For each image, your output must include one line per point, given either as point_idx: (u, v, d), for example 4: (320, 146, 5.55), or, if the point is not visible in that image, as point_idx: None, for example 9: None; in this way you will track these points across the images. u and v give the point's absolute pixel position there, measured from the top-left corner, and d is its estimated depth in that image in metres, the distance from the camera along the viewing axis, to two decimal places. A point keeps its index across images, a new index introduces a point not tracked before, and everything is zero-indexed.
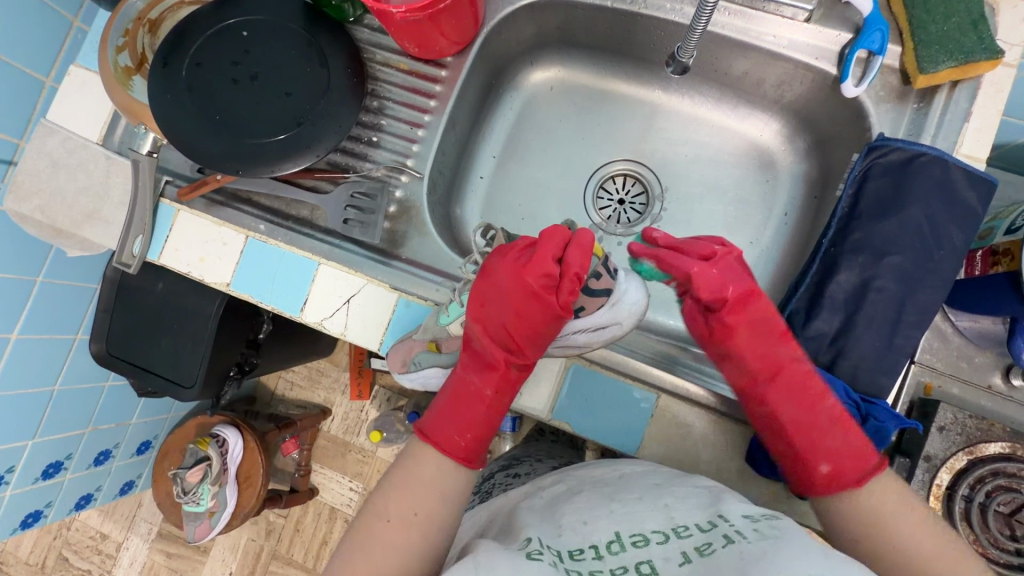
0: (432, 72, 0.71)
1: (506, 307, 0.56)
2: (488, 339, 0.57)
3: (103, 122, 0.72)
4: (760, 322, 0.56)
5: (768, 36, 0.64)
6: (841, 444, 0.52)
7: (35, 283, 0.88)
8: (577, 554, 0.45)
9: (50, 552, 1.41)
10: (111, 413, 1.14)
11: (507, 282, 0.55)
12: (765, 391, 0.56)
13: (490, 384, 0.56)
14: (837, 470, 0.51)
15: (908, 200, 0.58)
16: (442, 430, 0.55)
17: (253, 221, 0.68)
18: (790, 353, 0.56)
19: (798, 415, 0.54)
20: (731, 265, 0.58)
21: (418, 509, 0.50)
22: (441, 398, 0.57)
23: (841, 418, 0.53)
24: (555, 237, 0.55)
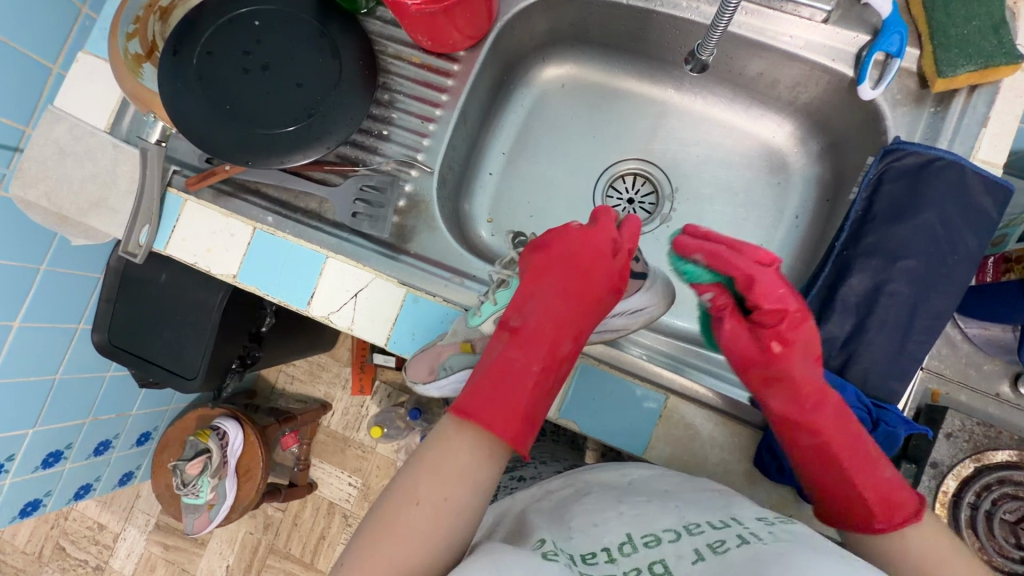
0: (444, 66, 0.70)
1: (559, 278, 0.59)
2: (539, 310, 0.57)
3: (111, 108, 0.72)
4: (806, 345, 0.54)
5: (785, 36, 0.64)
6: (894, 474, 0.50)
7: (38, 271, 0.87)
8: (589, 558, 0.44)
9: (47, 541, 1.41)
10: (112, 403, 1.14)
11: (564, 253, 0.60)
12: (814, 417, 0.52)
13: (537, 360, 0.55)
14: (893, 501, 0.48)
15: (923, 204, 0.58)
16: (487, 408, 0.51)
17: (261, 212, 0.67)
18: (822, 378, 0.54)
19: (852, 445, 0.51)
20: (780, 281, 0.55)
21: (449, 496, 0.46)
22: (479, 375, 0.54)
23: (884, 454, 0.52)
24: (606, 216, 0.62)
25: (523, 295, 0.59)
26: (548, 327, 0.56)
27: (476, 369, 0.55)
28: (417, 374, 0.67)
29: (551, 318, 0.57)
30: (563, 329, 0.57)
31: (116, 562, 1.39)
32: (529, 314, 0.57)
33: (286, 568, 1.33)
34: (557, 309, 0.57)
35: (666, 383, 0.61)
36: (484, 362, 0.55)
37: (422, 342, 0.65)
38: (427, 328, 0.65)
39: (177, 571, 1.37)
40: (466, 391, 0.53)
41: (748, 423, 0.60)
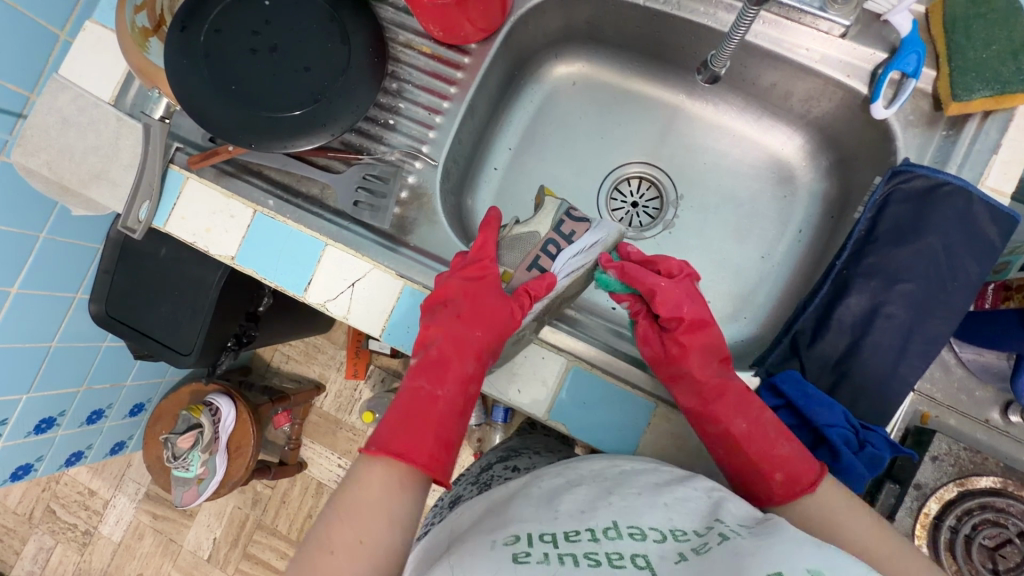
0: (455, 58, 0.69)
1: (456, 307, 0.60)
2: (442, 340, 0.59)
3: (116, 81, 0.71)
4: (705, 347, 0.60)
5: (801, 49, 0.63)
6: (790, 450, 0.53)
7: (38, 239, 0.87)
8: (572, 536, 0.46)
9: (38, 503, 1.42)
10: (107, 373, 1.14)
11: (454, 280, 0.61)
12: (714, 410, 0.56)
13: (444, 387, 0.56)
14: (797, 475, 0.51)
15: (926, 228, 0.57)
16: (395, 443, 0.52)
17: (263, 195, 0.67)
18: (724, 375, 0.59)
19: (752, 427, 0.55)
20: (688, 287, 0.63)
21: (366, 538, 0.46)
22: (387, 412, 0.55)
23: (784, 432, 0.55)
24: (492, 218, 0.65)
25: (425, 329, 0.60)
26: (451, 353, 0.58)
27: (388, 408, 0.56)
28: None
29: (453, 344, 0.58)
30: (465, 352, 0.58)
31: (104, 528, 1.40)
32: (433, 344, 0.59)
33: (272, 543, 1.34)
34: (458, 334, 0.59)
35: (659, 393, 0.62)
36: (394, 399, 0.57)
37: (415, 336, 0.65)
38: (420, 323, 0.65)
39: (164, 540, 1.39)
40: (377, 432, 0.54)
41: None
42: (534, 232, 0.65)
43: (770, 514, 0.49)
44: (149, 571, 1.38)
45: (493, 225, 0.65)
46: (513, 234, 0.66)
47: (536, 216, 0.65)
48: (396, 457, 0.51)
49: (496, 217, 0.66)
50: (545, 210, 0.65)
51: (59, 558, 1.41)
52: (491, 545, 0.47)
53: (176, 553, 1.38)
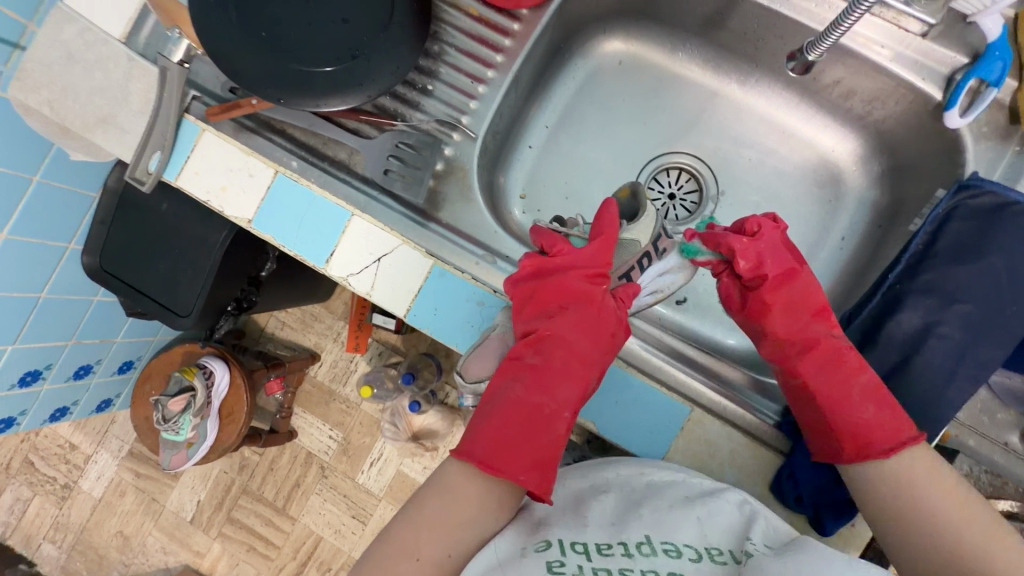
0: (504, 23, 0.64)
1: (574, 317, 0.56)
2: (560, 350, 0.55)
3: (128, 17, 0.65)
4: (795, 304, 0.58)
5: (877, 46, 0.59)
6: (873, 416, 0.52)
7: (31, 182, 0.81)
8: (605, 548, 0.45)
9: (16, 454, 1.38)
10: (98, 328, 1.09)
11: (568, 282, 0.57)
12: (798, 363, 0.56)
13: (565, 405, 0.53)
14: (864, 439, 0.52)
15: (991, 247, 0.55)
16: (513, 462, 0.48)
17: (286, 155, 0.62)
18: (820, 325, 0.57)
19: (831, 386, 0.54)
20: (772, 236, 0.58)
21: (452, 551, 0.46)
22: (493, 418, 0.51)
23: (874, 393, 0.53)
24: (609, 219, 0.59)
25: (538, 331, 0.56)
26: (570, 367, 0.54)
27: (491, 410, 0.52)
28: (479, 371, 0.59)
29: (573, 358, 0.55)
30: (585, 368, 0.55)
31: (84, 483, 1.37)
32: (548, 351, 0.55)
33: (257, 510, 1.32)
34: (578, 348, 0.55)
35: (694, 395, 0.60)
36: (501, 402, 0.52)
37: (443, 319, 0.62)
38: (448, 306, 0.61)
39: (147, 499, 1.36)
40: (479, 435, 0.50)
41: (771, 445, 0.59)
42: (633, 242, 0.61)
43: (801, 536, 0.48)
44: (129, 529, 1.36)
45: (613, 232, 0.58)
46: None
47: (638, 223, 0.62)
48: (510, 475, 0.48)
49: (613, 214, 0.59)
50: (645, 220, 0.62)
51: (36, 509, 1.38)
52: (522, 552, 0.45)
53: (158, 513, 1.35)
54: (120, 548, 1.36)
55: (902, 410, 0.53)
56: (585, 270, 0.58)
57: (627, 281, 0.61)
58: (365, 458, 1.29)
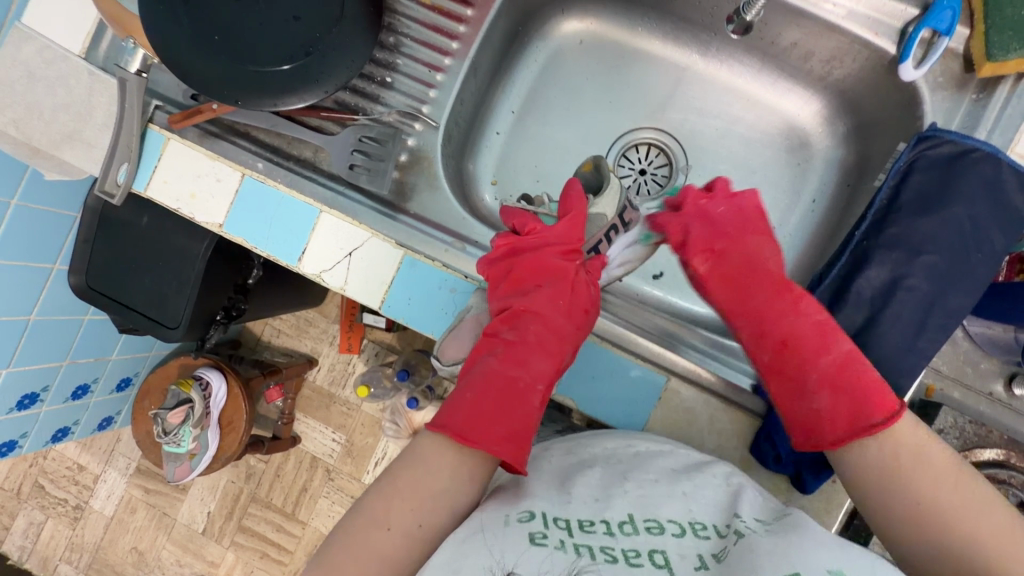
0: (457, 10, 0.65)
1: (549, 288, 0.57)
2: (535, 324, 0.55)
3: (86, 32, 0.65)
4: (742, 274, 0.58)
5: (827, 4, 0.59)
6: (829, 404, 0.50)
7: (9, 206, 0.81)
8: (587, 526, 0.44)
9: (27, 478, 1.40)
10: (91, 348, 1.10)
11: (542, 262, 0.58)
12: (754, 349, 0.56)
13: (541, 377, 0.53)
14: (813, 425, 0.51)
15: (952, 197, 0.55)
16: (488, 433, 0.49)
17: (251, 158, 0.63)
18: (769, 302, 0.55)
19: (781, 365, 0.53)
20: (717, 206, 0.61)
21: (423, 521, 0.46)
22: (468, 392, 0.51)
23: (833, 380, 0.50)
24: (575, 203, 0.61)
25: (515, 308, 0.57)
26: (546, 339, 0.55)
27: (466, 384, 0.52)
28: (454, 353, 0.61)
29: (550, 331, 0.55)
30: (560, 342, 0.55)
31: (95, 503, 1.38)
32: (523, 326, 0.55)
33: (267, 516, 1.33)
34: (554, 321, 0.56)
35: (669, 365, 0.60)
36: (478, 376, 0.53)
37: (417, 307, 0.62)
38: (422, 295, 0.62)
39: (158, 514, 1.37)
40: (450, 410, 0.51)
41: (749, 409, 0.60)
42: (601, 216, 0.64)
43: (791, 510, 0.47)
44: (143, 545, 1.37)
45: (581, 210, 0.61)
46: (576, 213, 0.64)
47: (604, 196, 0.64)
48: (482, 445, 0.48)
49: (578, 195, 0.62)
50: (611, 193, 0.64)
51: (51, 532, 1.39)
52: (505, 520, 0.45)
53: (170, 526, 1.37)
54: (135, 564, 1.37)
55: (863, 394, 0.49)
56: (558, 247, 0.60)
57: (595, 255, 0.63)
58: (370, 457, 1.30)
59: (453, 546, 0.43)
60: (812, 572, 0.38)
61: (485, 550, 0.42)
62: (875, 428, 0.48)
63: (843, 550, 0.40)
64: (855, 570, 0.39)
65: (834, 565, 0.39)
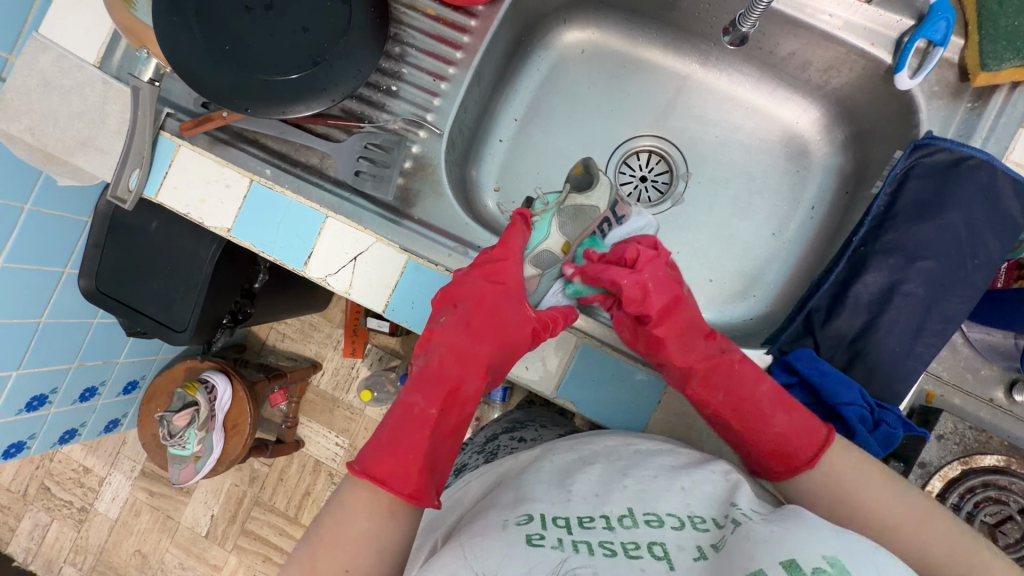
0: (461, 21, 0.66)
1: (462, 312, 0.55)
2: (441, 348, 0.53)
3: (101, 42, 0.67)
4: (686, 331, 0.56)
5: (824, 15, 0.60)
6: (787, 425, 0.51)
7: (22, 211, 0.83)
8: (586, 522, 0.45)
9: (33, 480, 1.41)
10: (99, 350, 1.11)
11: (464, 286, 0.56)
12: (699, 395, 0.55)
13: (435, 403, 0.51)
14: (786, 451, 0.51)
15: (948, 204, 0.56)
16: (384, 462, 0.47)
17: (259, 164, 0.64)
18: (707, 351, 0.56)
19: (729, 399, 0.54)
20: (657, 270, 0.57)
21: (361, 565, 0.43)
22: (378, 427, 0.50)
23: (784, 400, 0.53)
24: (513, 238, 0.59)
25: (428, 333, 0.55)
26: (450, 363, 0.53)
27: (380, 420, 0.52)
28: None
29: (454, 354, 0.53)
30: (465, 366, 0.53)
31: (100, 505, 1.39)
32: (432, 351, 0.54)
33: (270, 520, 1.34)
34: (460, 345, 0.53)
35: None
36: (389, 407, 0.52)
37: (421, 312, 0.63)
38: (425, 299, 0.63)
39: (162, 517, 1.38)
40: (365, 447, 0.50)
41: None
42: (593, 208, 0.65)
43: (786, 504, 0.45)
44: (146, 548, 1.38)
45: (514, 233, 0.59)
46: (569, 204, 0.64)
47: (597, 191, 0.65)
48: (377, 479, 0.46)
49: (525, 224, 0.61)
50: (603, 188, 0.65)
51: (56, 534, 1.41)
52: (503, 524, 0.46)
53: (173, 529, 1.37)
54: (139, 567, 1.38)
55: (811, 416, 0.51)
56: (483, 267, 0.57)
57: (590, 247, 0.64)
58: None
59: (450, 552, 0.44)
60: (809, 558, 0.37)
61: (470, 560, 0.42)
62: (826, 444, 0.50)
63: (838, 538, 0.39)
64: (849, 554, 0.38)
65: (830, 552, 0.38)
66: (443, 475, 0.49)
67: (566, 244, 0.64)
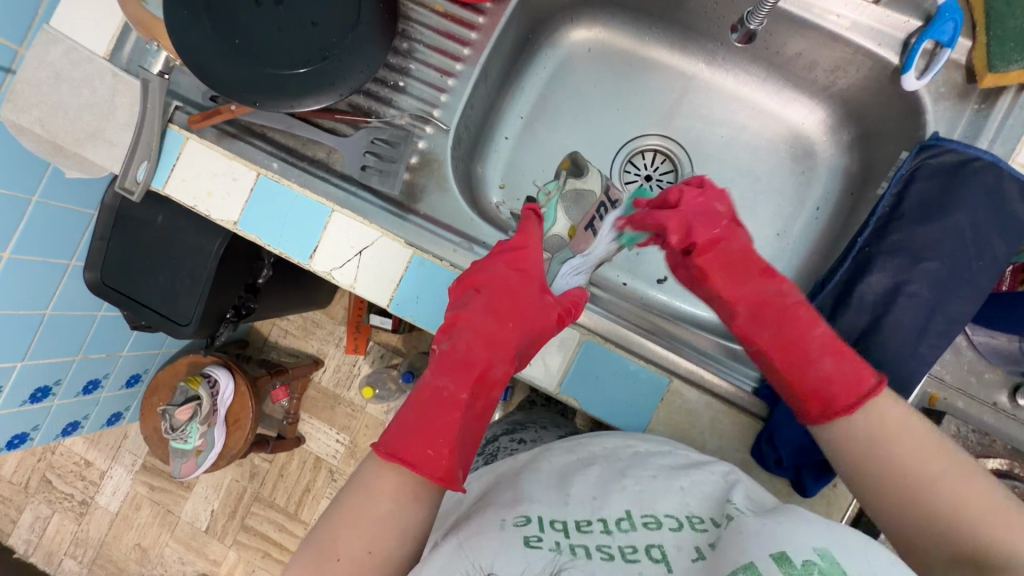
0: (469, 17, 0.66)
1: (486, 300, 0.55)
2: (466, 332, 0.52)
3: (111, 35, 0.68)
4: (735, 262, 0.58)
5: (831, 15, 0.61)
6: (833, 369, 0.51)
7: (30, 202, 0.84)
8: (583, 525, 0.45)
9: (35, 472, 1.42)
10: (103, 343, 1.12)
11: (486, 277, 0.56)
12: (750, 332, 0.56)
13: (465, 387, 0.50)
14: (825, 394, 0.50)
15: (954, 205, 0.56)
16: (414, 445, 0.46)
17: (266, 157, 0.65)
18: (760, 289, 0.56)
19: (775, 338, 0.54)
20: (694, 199, 0.59)
21: (372, 548, 0.43)
22: (403, 409, 0.49)
23: (834, 347, 0.52)
24: (532, 232, 0.60)
25: (452, 317, 0.54)
26: (477, 348, 0.52)
27: (402, 404, 0.50)
28: None
29: (481, 339, 0.52)
30: (492, 351, 0.52)
31: (101, 499, 1.40)
32: (457, 335, 0.53)
33: (270, 516, 1.34)
34: (487, 330, 0.53)
35: (671, 365, 0.62)
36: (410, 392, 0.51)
37: (425, 307, 0.63)
38: (429, 294, 0.63)
39: (162, 511, 1.38)
40: (388, 428, 0.48)
41: (750, 411, 0.61)
42: (591, 192, 0.65)
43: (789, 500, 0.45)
44: (146, 542, 1.38)
45: (530, 229, 0.60)
46: (569, 189, 0.66)
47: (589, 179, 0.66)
48: (406, 463, 0.45)
49: (537, 218, 0.61)
50: (595, 173, 0.66)
51: (56, 526, 1.41)
52: (501, 524, 0.45)
53: (173, 524, 1.38)
54: (138, 561, 1.39)
55: (860, 361, 0.51)
56: (504, 258, 0.58)
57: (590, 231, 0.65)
58: None
59: (449, 551, 0.45)
60: (800, 552, 0.36)
61: (469, 561, 0.43)
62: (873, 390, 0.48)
63: (834, 531, 0.38)
64: (845, 550, 0.36)
65: (822, 543, 0.36)
66: (468, 458, 0.49)
67: (571, 228, 0.65)
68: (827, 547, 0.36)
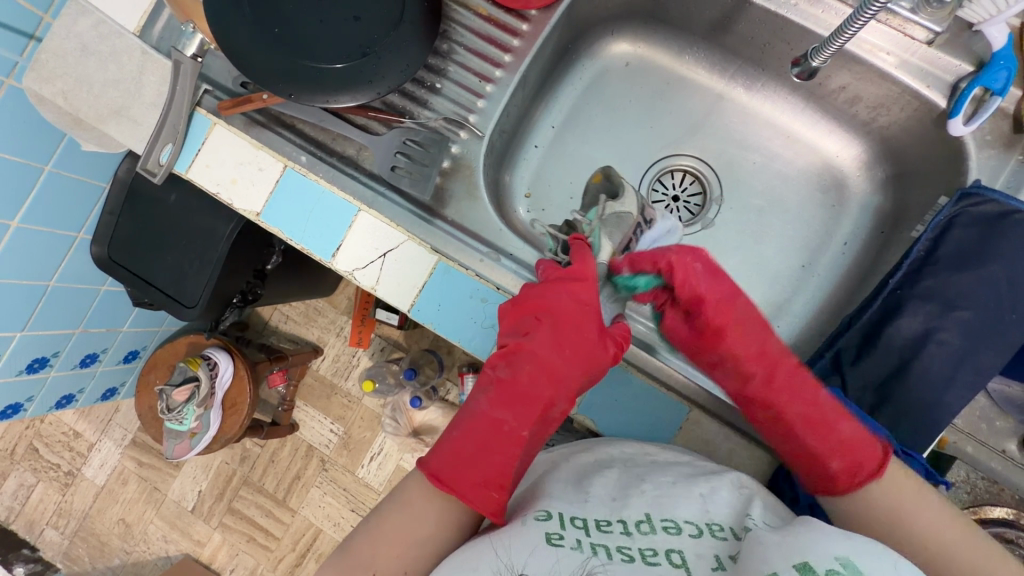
0: (512, 23, 0.65)
1: (549, 331, 0.53)
2: (527, 364, 0.52)
3: (143, 11, 0.66)
4: (744, 323, 0.55)
5: (882, 53, 0.60)
6: (852, 434, 0.51)
7: (42, 171, 0.82)
8: (604, 525, 0.44)
9: (21, 440, 1.39)
10: (104, 317, 1.10)
11: (551, 305, 0.53)
12: (765, 395, 0.54)
13: (524, 422, 0.51)
14: (853, 464, 0.51)
15: (991, 255, 0.55)
16: (465, 477, 0.48)
17: (295, 150, 0.63)
18: (765, 345, 0.54)
19: (801, 412, 0.53)
20: (699, 272, 0.54)
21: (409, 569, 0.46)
22: (455, 432, 0.50)
23: (842, 410, 0.53)
24: (592, 259, 0.56)
25: (512, 344, 0.53)
26: (539, 383, 0.52)
27: (455, 423, 0.51)
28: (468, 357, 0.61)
29: (542, 375, 0.52)
30: (551, 387, 0.52)
31: (87, 471, 1.38)
32: (517, 365, 0.52)
33: (258, 501, 1.33)
34: (549, 366, 0.52)
35: (695, 397, 0.61)
36: (465, 413, 0.52)
37: (446, 315, 0.62)
38: (452, 302, 0.62)
39: (149, 488, 1.37)
40: (439, 447, 0.50)
41: (767, 445, 0.60)
42: (626, 215, 0.62)
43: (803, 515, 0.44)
44: (130, 518, 1.37)
45: (586, 252, 0.56)
46: (607, 212, 0.62)
47: (624, 200, 0.62)
48: (460, 494, 0.47)
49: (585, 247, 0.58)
50: (629, 192, 0.63)
51: (40, 495, 1.39)
52: (524, 520, 0.45)
53: (159, 501, 1.36)
54: (121, 536, 1.37)
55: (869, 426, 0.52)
56: (571, 285, 0.54)
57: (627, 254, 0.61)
58: (365, 452, 1.30)
59: (472, 546, 0.44)
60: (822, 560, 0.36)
61: (494, 555, 0.42)
62: (870, 478, 0.50)
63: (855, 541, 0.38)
64: (863, 557, 0.37)
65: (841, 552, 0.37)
66: (517, 487, 0.51)
67: (613, 253, 0.59)
68: (847, 555, 0.37)
